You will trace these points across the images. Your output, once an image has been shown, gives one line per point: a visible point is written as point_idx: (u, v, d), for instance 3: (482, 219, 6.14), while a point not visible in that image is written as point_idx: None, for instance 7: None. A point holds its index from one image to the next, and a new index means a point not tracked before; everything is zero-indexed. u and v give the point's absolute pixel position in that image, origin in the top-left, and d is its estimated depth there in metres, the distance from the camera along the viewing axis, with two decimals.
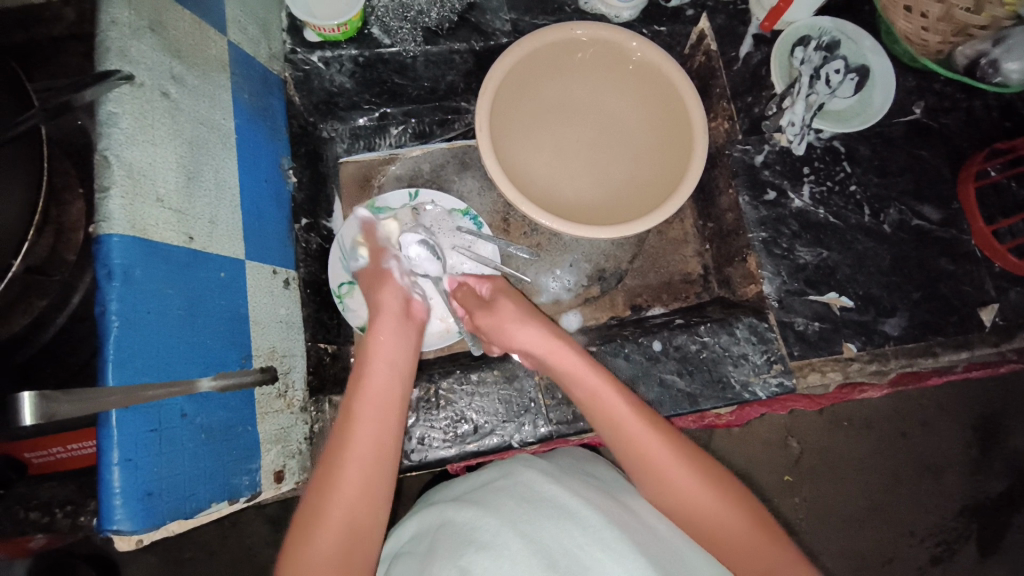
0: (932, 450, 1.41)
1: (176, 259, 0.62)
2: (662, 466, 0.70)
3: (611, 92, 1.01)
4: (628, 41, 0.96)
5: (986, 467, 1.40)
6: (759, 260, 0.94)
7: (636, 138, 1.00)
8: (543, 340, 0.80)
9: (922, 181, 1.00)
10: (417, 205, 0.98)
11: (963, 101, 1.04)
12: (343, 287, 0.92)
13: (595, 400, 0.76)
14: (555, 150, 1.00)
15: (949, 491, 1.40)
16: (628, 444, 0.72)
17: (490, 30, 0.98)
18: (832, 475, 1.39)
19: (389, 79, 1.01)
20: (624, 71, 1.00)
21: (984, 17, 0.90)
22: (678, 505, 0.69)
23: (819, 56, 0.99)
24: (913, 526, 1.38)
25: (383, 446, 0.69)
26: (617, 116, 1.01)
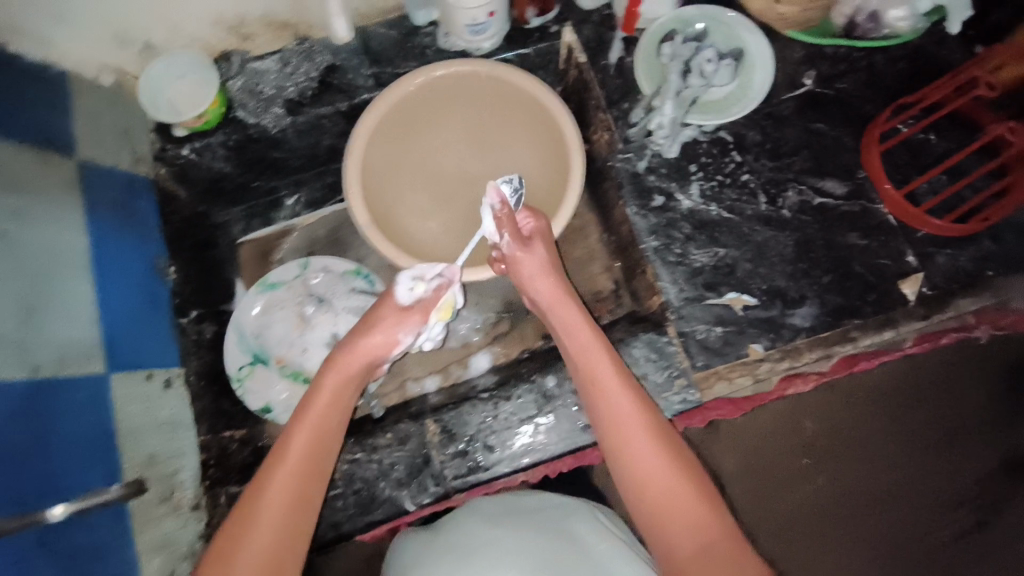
0: (960, 406, 1.08)
1: (22, 393, 0.64)
2: (642, 456, 0.68)
3: (479, 130, 1.00)
4: (478, 84, 0.96)
5: None
6: (654, 272, 0.91)
7: (513, 171, 0.99)
8: (552, 291, 0.80)
9: (820, 154, 0.94)
10: (307, 275, 0.98)
11: (861, 60, 0.97)
12: (242, 370, 0.93)
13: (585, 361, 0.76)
14: (444, 189, 1.00)
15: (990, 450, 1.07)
16: (608, 419, 0.71)
17: (353, 88, 0.99)
18: (849, 457, 1.08)
19: (266, 155, 1.03)
20: (488, 110, 0.98)
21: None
22: (647, 495, 0.67)
23: (688, 48, 0.94)
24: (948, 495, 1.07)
25: (302, 489, 0.66)
26: (497, 149, 1.01)
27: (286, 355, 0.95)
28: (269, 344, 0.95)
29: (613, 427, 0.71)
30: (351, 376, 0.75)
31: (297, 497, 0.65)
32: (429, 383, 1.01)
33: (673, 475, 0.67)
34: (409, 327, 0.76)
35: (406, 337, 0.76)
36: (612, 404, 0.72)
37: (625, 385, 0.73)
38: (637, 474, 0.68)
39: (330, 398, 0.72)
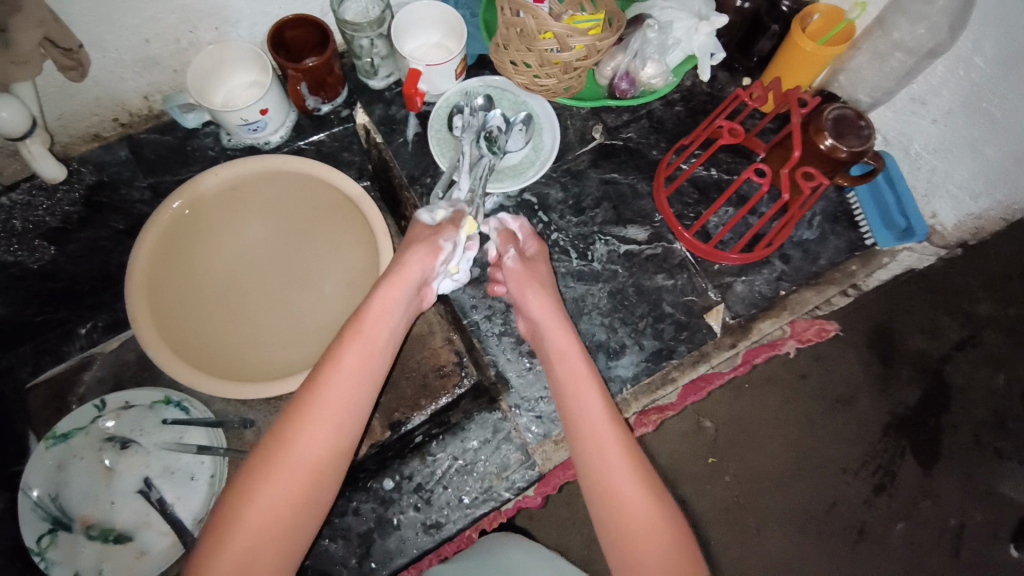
0: (838, 380, 1.11)
1: None
2: (627, 491, 0.66)
3: (309, 227, 0.95)
4: (312, 184, 0.93)
5: (897, 377, 1.10)
6: (482, 345, 0.90)
7: (344, 272, 0.94)
8: (546, 311, 0.79)
9: (619, 204, 0.98)
10: (107, 414, 0.87)
11: (640, 108, 1.03)
12: (43, 540, 0.79)
13: (574, 395, 0.73)
14: (261, 296, 0.93)
15: (867, 421, 1.10)
16: (595, 448, 0.69)
17: (129, 203, 0.96)
18: (741, 452, 1.10)
19: (45, 287, 0.93)
20: (320, 210, 0.95)
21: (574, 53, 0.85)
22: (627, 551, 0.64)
23: (478, 117, 0.96)
24: (844, 463, 1.09)
25: (327, 449, 0.64)
26: (328, 245, 0.95)
27: (92, 513, 0.83)
28: (72, 503, 0.83)
29: (598, 450, 0.69)
30: (376, 343, 0.71)
31: (323, 451, 0.64)
32: None
33: (658, 517, 0.65)
34: (449, 237, 0.79)
35: (444, 247, 0.79)
36: (597, 439, 0.70)
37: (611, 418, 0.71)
38: (618, 510, 0.66)
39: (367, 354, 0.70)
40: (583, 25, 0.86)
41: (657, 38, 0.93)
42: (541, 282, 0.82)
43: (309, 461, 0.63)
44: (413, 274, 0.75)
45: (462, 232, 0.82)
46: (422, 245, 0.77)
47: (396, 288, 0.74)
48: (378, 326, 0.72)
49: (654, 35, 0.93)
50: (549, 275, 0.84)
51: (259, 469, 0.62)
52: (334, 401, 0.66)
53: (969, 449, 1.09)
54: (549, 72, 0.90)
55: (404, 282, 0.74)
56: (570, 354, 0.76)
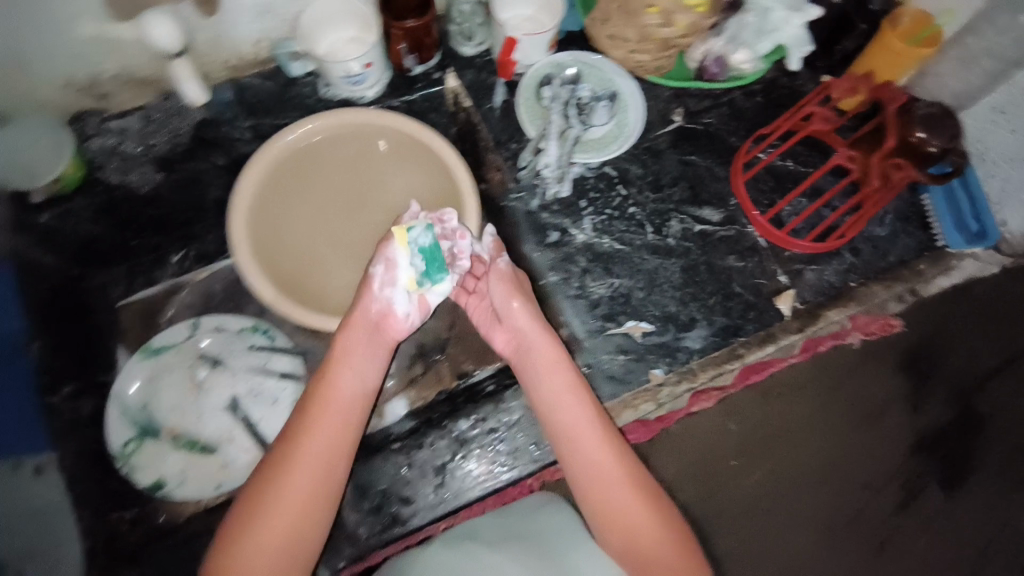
0: (867, 393, 1.02)
1: None
2: (617, 494, 0.71)
3: (382, 169, 0.99)
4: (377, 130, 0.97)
5: (927, 395, 1.03)
6: (557, 306, 0.94)
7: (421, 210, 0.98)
8: (533, 327, 0.79)
9: (696, 184, 1.01)
10: (198, 336, 0.92)
11: (723, 96, 1.06)
12: (129, 445, 0.85)
13: (560, 407, 0.75)
14: (347, 237, 0.98)
15: (891, 437, 1.01)
16: (576, 455, 0.74)
17: (232, 142, 0.98)
18: (765, 458, 0.99)
19: (144, 212, 0.97)
20: (389, 154, 0.98)
21: (676, 29, 0.91)
22: (622, 541, 0.70)
23: (567, 89, 0.99)
24: (867, 478, 1.00)
25: (308, 507, 0.66)
26: (402, 186, 0.99)
27: (178, 424, 0.88)
28: (159, 413, 0.88)
29: (599, 469, 0.72)
30: (352, 404, 0.72)
31: (308, 511, 0.66)
32: None
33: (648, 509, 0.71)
34: (377, 258, 0.75)
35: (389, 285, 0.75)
36: (579, 446, 0.74)
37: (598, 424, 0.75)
38: (609, 513, 0.71)
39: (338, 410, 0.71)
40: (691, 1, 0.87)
41: (754, 24, 0.96)
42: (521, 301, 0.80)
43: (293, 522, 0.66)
44: (362, 313, 0.75)
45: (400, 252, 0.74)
46: (363, 282, 0.76)
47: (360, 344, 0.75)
48: (346, 385, 0.73)
49: (752, 20, 0.95)
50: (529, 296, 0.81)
51: (261, 490, 0.66)
52: (327, 425, 0.70)
53: (1002, 471, 1.01)
54: (645, 48, 0.96)
55: (362, 321, 0.75)
56: (557, 368, 0.77)
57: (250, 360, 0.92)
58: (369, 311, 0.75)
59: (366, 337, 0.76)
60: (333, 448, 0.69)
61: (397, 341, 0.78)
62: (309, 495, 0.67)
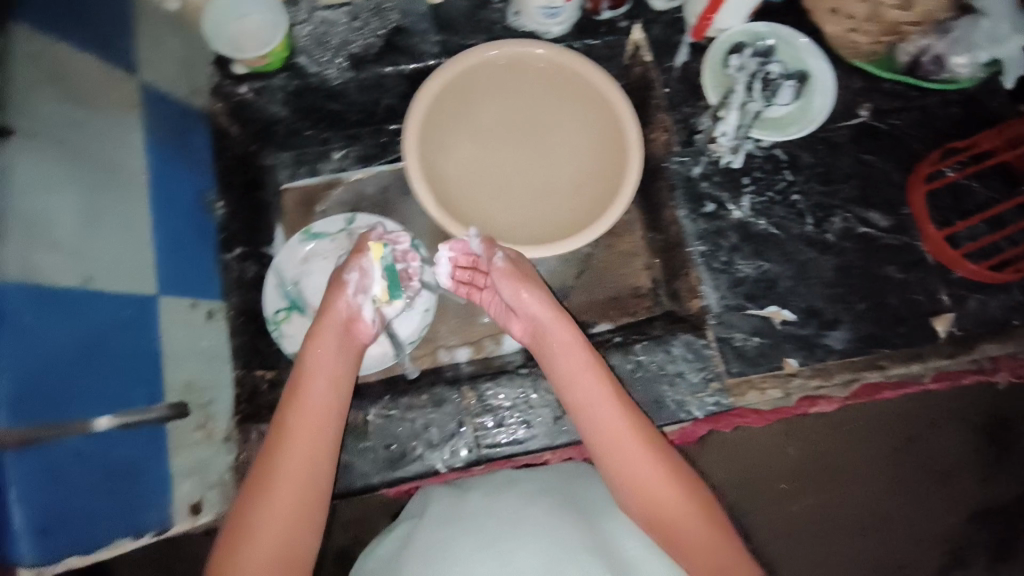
0: (944, 453, 1.09)
1: (73, 303, 0.63)
2: (642, 468, 0.71)
3: (534, 98, 0.99)
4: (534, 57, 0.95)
5: (1004, 470, 1.09)
6: (697, 275, 0.93)
7: (574, 146, 0.99)
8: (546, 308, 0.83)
9: (868, 185, 0.96)
10: (353, 230, 1.00)
11: (916, 99, 1.00)
12: (280, 313, 0.93)
13: (579, 377, 0.79)
14: (500, 170, 0.99)
15: (958, 500, 1.09)
16: (595, 422, 0.76)
17: (419, 53, 0.98)
18: (825, 488, 1.09)
19: (324, 105, 1.01)
20: (543, 84, 0.98)
21: (914, 13, 0.89)
22: (646, 505, 0.69)
23: (756, 61, 0.96)
24: (921, 534, 1.09)
25: (307, 484, 0.68)
26: (556, 120, 0.99)
27: None
28: (307, 291, 0.95)
29: (616, 447, 0.73)
30: (334, 389, 0.77)
31: (306, 490, 0.68)
32: (461, 352, 1.02)
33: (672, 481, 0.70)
34: (352, 265, 0.83)
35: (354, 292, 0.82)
36: (597, 415, 0.76)
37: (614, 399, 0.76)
38: (634, 482, 0.71)
39: (320, 389, 0.75)
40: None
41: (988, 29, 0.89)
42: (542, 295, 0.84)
43: (296, 500, 0.67)
44: (333, 316, 0.81)
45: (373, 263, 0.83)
46: (335, 287, 0.83)
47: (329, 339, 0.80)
48: (319, 372, 0.77)
49: (988, 25, 0.88)
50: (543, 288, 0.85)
51: (257, 476, 0.68)
52: (309, 411, 0.73)
53: None
54: (868, 29, 0.93)
55: (330, 323, 0.81)
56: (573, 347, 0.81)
57: None
58: (339, 313, 0.82)
59: (336, 330, 0.81)
60: (320, 423, 0.73)
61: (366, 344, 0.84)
62: (304, 474, 0.69)
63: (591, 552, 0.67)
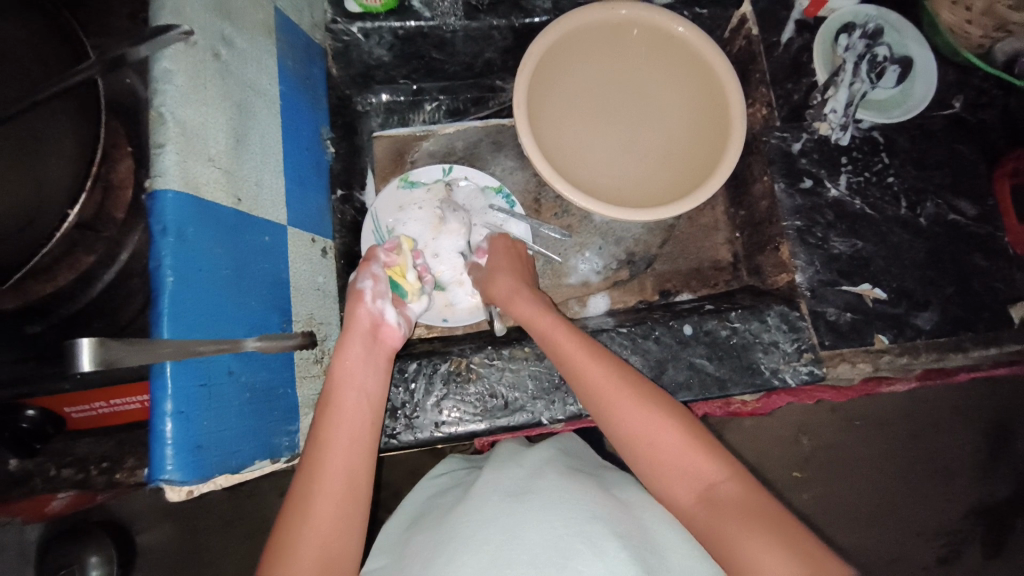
0: (942, 451, 1.33)
1: (225, 221, 0.62)
2: (655, 428, 0.68)
3: (625, 71, 0.99)
4: (627, 30, 0.97)
5: (995, 471, 1.32)
6: (792, 249, 0.94)
7: (663, 120, 0.99)
8: (512, 287, 0.85)
9: (959, 174, 0.99)
10: (451, 180, 0.99)
11: (1000, 97, 1.02)
12: None
13: (566, 351, 0.76)
14: (589, 128, 0.98)
15: (955, 495, 1.32)
16: (597, 393, 0.73)
17: (530, 7, 0.96)
18: (830, 477, 1.31)
19: (426, 54, 0.99)
20: (636, 59, 0.99)
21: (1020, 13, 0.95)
22: (657, 465, 0.67)
23: (863, 44, 0.97)
24: (919, 525, 1.30)
25: (353, 483, 0.64)
26: (650, 96, 0.99)
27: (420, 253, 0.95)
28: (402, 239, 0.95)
29: (600, 404, 0.73)
30: (364, 388, 0.72)
31: (353, 490, 0.64)
32: None
33: (686, 439, 0.67)
34: (365, 274, 0.78)
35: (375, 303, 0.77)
36: (598, 382, 0.73)
37: (610, 368, 0.74)
38: (646, 450, 0.68)
39: (355, 388, 0.71)
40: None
41: None
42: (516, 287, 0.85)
43: (340, 499, 0.63)
44: (358, 322, 0.75)
45: (377, 272, 0.80)
46: (351, 296, 0.77)
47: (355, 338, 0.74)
48: (353, 376, 0.71)
49: None
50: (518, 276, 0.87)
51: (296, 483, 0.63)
52: (346, 410, 0.69)
53: None
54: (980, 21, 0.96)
55: (354, 327, 0.74)
56: (559, 327, 0.79)
57: (489, 218, 0.99)
58: (362, 319, 0.75)
59: (362, 329, 0.75)
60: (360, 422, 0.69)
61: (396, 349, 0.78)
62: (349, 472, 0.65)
63: (603, 522, 0.69)
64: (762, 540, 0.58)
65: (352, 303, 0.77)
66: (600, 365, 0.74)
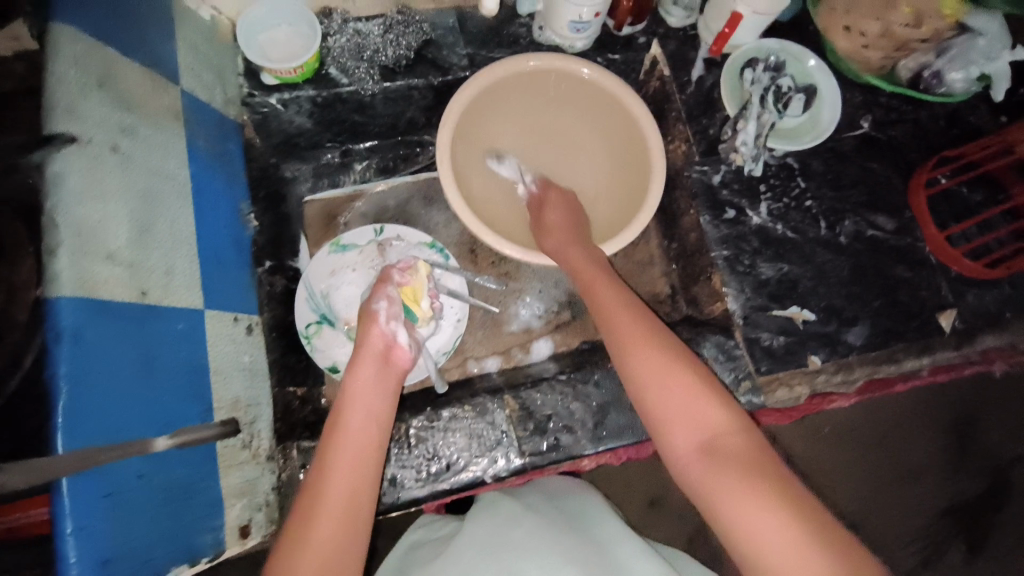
0: (913, 452, 1.33)
1: (129, 316, 0.61)
2: (670, 384, 0.71)
3: (549, 111, 1.02)
4: (542, 79, 0.98)
5: (963, 465, 1.33)
6: (721, 279, 0.96)
7: (590, 160, 1.04)
8: (567, 240, 0.90)
9: (875, 191, 1.02)
10: (383, 240, 0.98)
11: (910, 113, 1.06)
12: (310, 327, 0.91)
13: (601, 304, 0.83)
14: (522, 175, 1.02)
15: (926, 493, 1.32)
16: (621, 342, 0.78)
17: (447, 65, 0.98)
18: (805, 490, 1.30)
19: (349, 118, 1.01)
20: (558, 104, 1.01)
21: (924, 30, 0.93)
22: (663, 415, 0.71)
23: (768, 76, 1.00)
24: (893, 530, 1.31)
25: (353, 507, 0.66)
26: (576, 133, 1.03)
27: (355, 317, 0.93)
28: (337, 305, 0.94)
29: (626, 349, 0.77)
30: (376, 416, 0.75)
31: (354, 514, 0.66)
32: (490, 363, 1.01)
33: (699, 390, 0.70)
34: (379, 295, 0.85)
35: (393, 326, 0.84)
36: (626, 332, 0.78)
37: (641, 319, 0.79)
38: (656, 398, 0.72)
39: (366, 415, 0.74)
40: (948, 8, 0.92)
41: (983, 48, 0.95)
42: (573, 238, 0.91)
43: (343, 519, 0.65)
44: (370, 344, 0.81)
45: (395, 294, 0.86)
46: (367, 318, 0.83)
47: (368, 362, 0.79)
48: (362, 399, 0.75)
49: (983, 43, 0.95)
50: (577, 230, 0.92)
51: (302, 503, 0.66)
52: (355, 434, 0.71)
53: (1003, 550, 1.32)
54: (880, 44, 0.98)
55: (365, 351, 0.81)
56: (596, 281, 0.85)
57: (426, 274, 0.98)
58: (376, 341, 0.81)
59: (376, 350, 0.81)
60: (367, 450, 0.71)
61: (407, 371, 0.83)
62: (351, 498, 0.67)
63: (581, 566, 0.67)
64: (747, 490, 0.61)
65: (366, 327, 0.83)
66: (632, 315, 0.80)
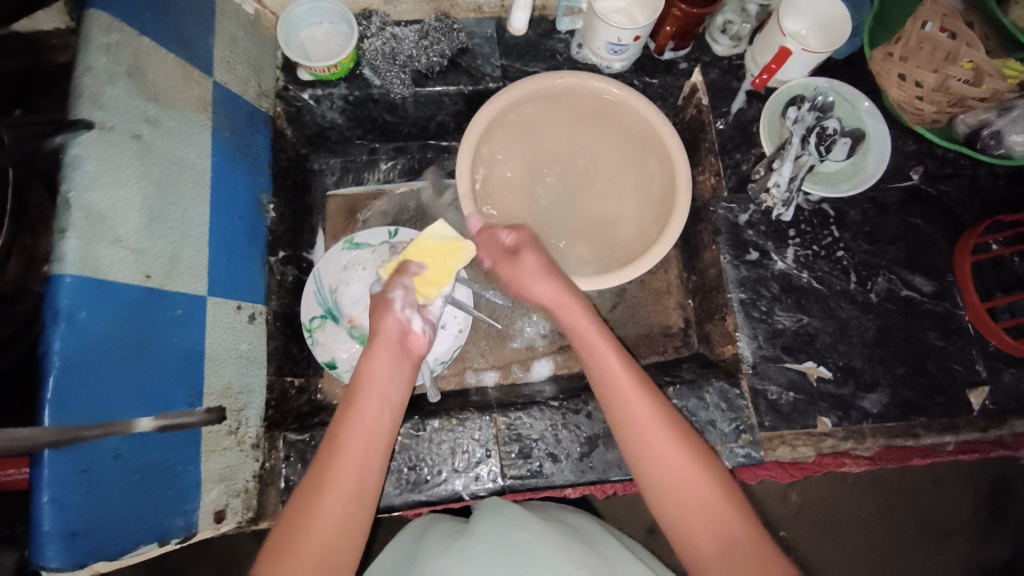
0: (939, 514, 1.25)
1: (128, 299, 0.63)
2: (676, 467, 0.68)
3: (569, 130, 1.00)
4: (572, 98, 0.97)
5: (995, 538, 1.24)
6: (734, 322, 0.92)
7: (618, 188, 0.99)
8: (556, 292, 0.83)
9: (916, 250, 0.96)
10: (396, 243, 0.99)
11: (967, 168, 0.99)
12: (314, 321, 0.93)
13: (602, 362, 0.77)
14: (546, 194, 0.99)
15: (950, 563, 1.23)
16: (626, 414, 0.73)
17: (479, 74, 0.98)
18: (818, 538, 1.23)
19: (379, 117, 1.01)
20: (588, 128, 0.99)
21: (981, 90, 0.88)
22: (674, 498, 0.68)
23: (813, 116, 0.94)
24: None
25: (354, 507, 0.66)
26: (591, 158, 1.00)
27: (358, 316, 0.95)
28: (343, 302, 0.95)
29: (627, 423, 0.72)
30: (389, 403, 0.74)
31: (356, 507, 0.66)
32: (488, 377, 1.01)
33: (708, 482, 0.67)
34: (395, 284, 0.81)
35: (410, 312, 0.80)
36: (630, 406, 0.73)
37: (642, 387, 0.74)
38: (665, 481, 0.68)
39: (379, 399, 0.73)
40: (1010, 69, 0.86)
41: None
42: (536, 268, 0.84)
43: (342, 525, 0.64)
44: (385, 333, 0.78)
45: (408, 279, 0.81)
46: (381, 305, 0.80)
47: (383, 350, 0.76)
48: (376, 383, 0.74)
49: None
50: (537, 258, 0.85)
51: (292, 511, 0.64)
52: (361, 428, 0.70)
53: None
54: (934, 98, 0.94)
55: (381, 339, 0.77)
56: (588, 331, 0.80)
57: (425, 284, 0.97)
58: (390, 330, 0.78)
59: (389, 336, 0.78)
60: (375, 437, 0.70)
61: (421, 356, 0.80)
62: (355, 488, 0.66)
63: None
64: None
65: (381, 314, 0.79)
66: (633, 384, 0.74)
